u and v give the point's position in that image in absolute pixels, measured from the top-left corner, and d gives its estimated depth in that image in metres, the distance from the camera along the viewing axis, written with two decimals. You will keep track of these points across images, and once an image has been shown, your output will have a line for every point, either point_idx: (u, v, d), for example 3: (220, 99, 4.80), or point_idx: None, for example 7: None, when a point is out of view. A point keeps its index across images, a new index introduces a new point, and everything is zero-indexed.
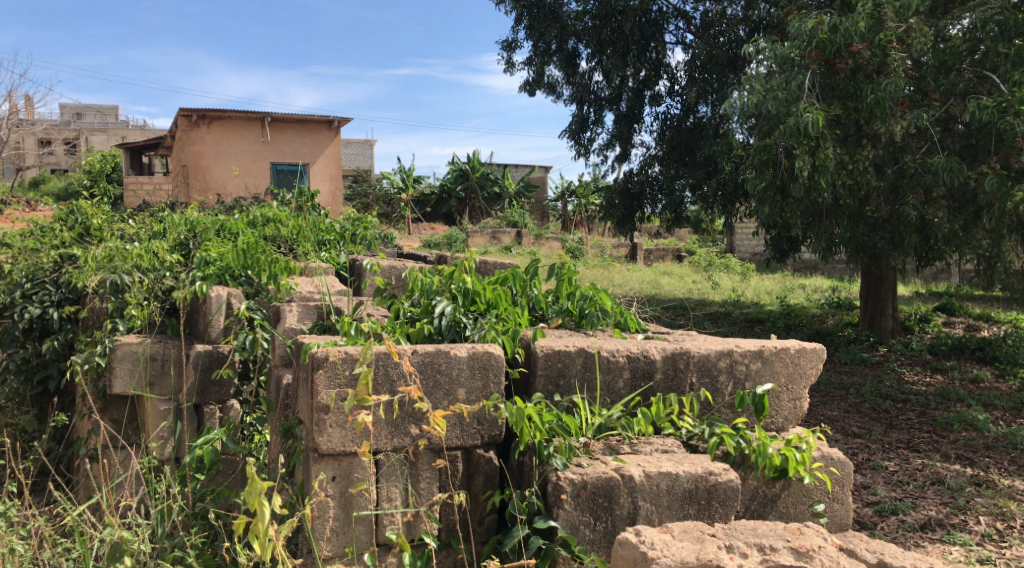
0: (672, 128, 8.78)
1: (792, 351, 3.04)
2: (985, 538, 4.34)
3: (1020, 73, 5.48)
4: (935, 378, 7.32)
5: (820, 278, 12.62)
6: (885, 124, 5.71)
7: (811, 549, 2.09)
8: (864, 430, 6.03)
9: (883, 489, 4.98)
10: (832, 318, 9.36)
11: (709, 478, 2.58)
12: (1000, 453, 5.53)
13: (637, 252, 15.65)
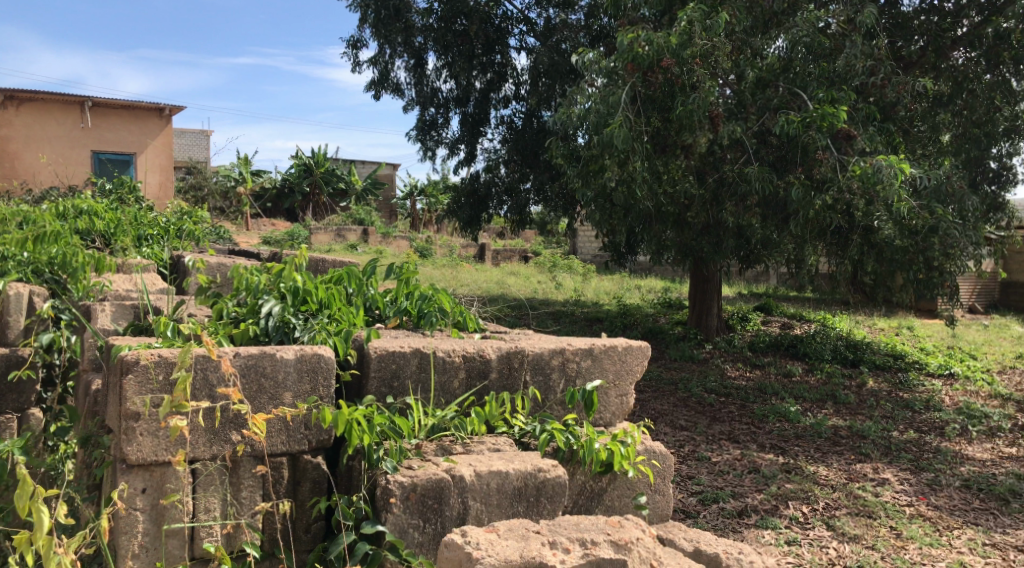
0: (517, 132, 8.96)
1: (619, 349, 3.15)
2: (793, 521, 4.73)
3: (823, 93, 6.06)
4: (754, 372, 7.88)
5: (654, 279, 13.28)
6: (693, 137, 6.10)
7: (628, 540, 2.18)
8: (690, 423, 6.38)
9: (706, 479, 5.28)
10: (664, 317, 9.88)
11: (538, 475, 2.63)
12: (807, 442, 6.05)
13: (484, 252, 15.83)
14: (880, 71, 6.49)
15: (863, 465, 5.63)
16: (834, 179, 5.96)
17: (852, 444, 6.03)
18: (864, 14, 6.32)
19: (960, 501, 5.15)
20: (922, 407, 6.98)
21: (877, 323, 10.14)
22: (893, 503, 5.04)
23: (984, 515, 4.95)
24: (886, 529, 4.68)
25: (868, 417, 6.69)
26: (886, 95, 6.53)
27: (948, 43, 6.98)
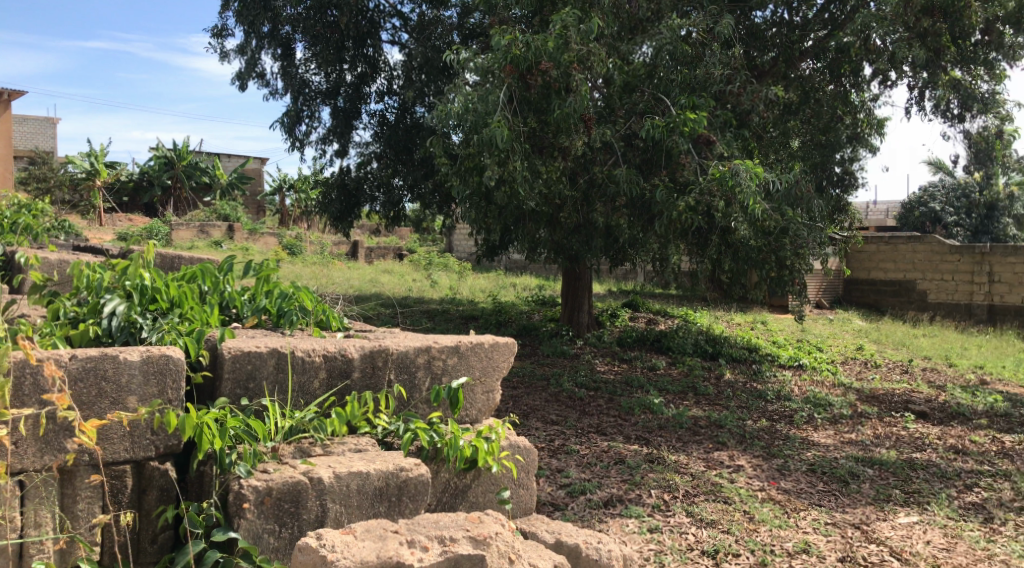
0: (390, 127, 8.84)
1: (486, 345, 3.16)
2: (655, 509, 4.92)
3: (684, 99, 6.34)
4: (622, 366, 8.14)
5: (528, 277, 13.47)
6: (569, 139, 6.29)
7: (487, 536, 2.21)
8: (561, 417, 6.51)
9: (574, 471, 5.40)
10: (537, 314, 10.04)
11: (399, 474, 2.61)
12: (670, 432, 6.30)
13: (358, 249, 15.56)
14: (736, 80, 6.86)
15: (721, 453, 5.93)
16: (695, 182, 6.23)
17: (711, 434, 6.34)
18: (721, 25, 6.65)
19: (806, 484, 5.51)
20: (774, 397, 7.43)
21: (735, 318, 10.71)
22: (747, 488, 5.33)
23: (827, 496, 5.33)
24: (740, 514, 4.94)
25: (725, 407, 7.05)
26: (741, 102, 6.90)
27: (797, 54, 7.53)
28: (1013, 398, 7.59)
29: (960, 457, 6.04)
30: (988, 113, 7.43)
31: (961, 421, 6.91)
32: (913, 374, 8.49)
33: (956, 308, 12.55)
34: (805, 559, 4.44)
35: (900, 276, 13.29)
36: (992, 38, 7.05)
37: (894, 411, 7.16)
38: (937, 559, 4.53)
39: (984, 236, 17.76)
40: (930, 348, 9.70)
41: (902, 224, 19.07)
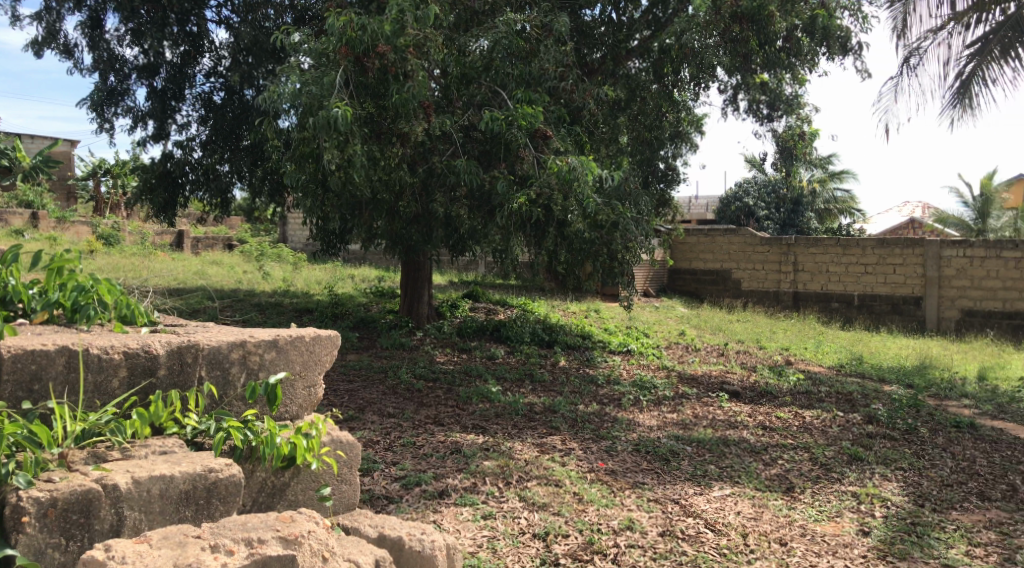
0: (216, 110, 8.36)
1: (307, 339, 3.06)
2: (489, 496, 4.98)
3: (520, 93, 6.43)
4: (460, 356, 8.17)
5: (366, 268, 13.25)
6: (409, 125, 6.14)
7: (298, 535, 2.17)
8: (397, 410, 6.44)
9: (410, 463, 5.35)
10: (376, 305, 9.88)
11: (208, 475, 2.48)
12: (506, 419, 6.41)
13: (183, 240, 14.69)
14: (569, 76, 7.05)
15: (553, 438, 6.09)
16: (534, 175, 6.34)
17: (545, 419, 6.50)
18: (557, 22, 6.83)
19: (631, 463, 5.78)
20: (604, 381, 7.73)
21: (570, 306, 11.05)
22: (576, 470, 5.51)
23: (650, 474, 5.61)
24: (570, 496, 5.10)
25: (558, 393, 7.26)
26: (574, 99, 7.12)
27: (623, 52, 7.90)
28: (813, 377, 8.34)
29: (767, 433, 6.55)
30: (790, 114, 8.12)
31: (768, 399, 7.50)
32: (729, 356, 9.12)
33: (766, 295, 13.62)
34: (630, 536, 4.65)
35: (718, 266, 14.23)
36: (793, 45, 7.52)
37: (711, 391, 7.66)
38: (746, 528, 4.88)
39: (790, 229, 19.51)
40: (743, 333, 10.46)
41: (720, 217, 20.42)
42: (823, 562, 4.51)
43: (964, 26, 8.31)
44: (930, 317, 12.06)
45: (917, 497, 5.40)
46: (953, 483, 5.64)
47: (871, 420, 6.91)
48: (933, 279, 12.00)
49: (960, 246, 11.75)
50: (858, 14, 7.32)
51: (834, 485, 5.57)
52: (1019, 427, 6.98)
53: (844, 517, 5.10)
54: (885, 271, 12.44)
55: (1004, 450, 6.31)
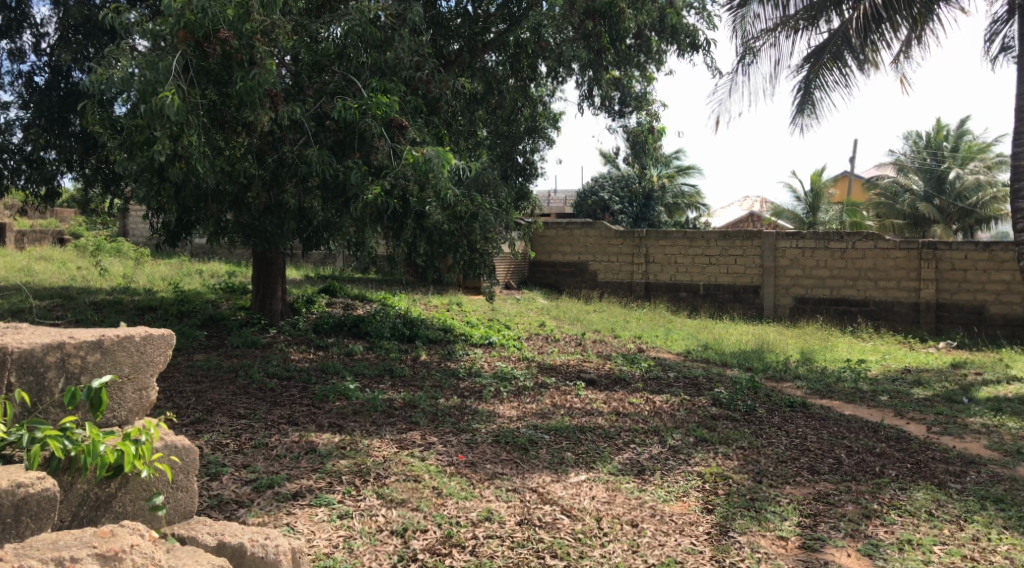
0: (40, 92, 7.69)
1: (136, 339, 2.84)
2: (346, 495, 4.86)
3: (375, 83, 6.28)
4: (317, 354, 7.94)
5: (216, 263, 12.65)
6: (255, 114, 5.77)
7: (117, 551, 2.12)
8: (249, 410, 6.17)
9: (262, 465, 5.13)
10: (226, 302, 9.44)
11: (16, 491, 2.27)
12: (364, 417, 6.28)
13: (6, 234, 13.48)
14: (425, 67, 6.97)
15: (412, 433, 6.03)
16: (390, 166, 6.20)
17: (404, 415, 6.43)
18: (412, 12, 6.74)
19: (491, 454, 5.81)
20: (465, 374, 7.74)
21: (431, 300, 10.99)
22: (436, 465, 5.48)
23: (509, 464, 5.67)
24: (429, 490, 5.06)
25: (418, 387, 7.19)
26: (430, 90, 7.06)
27: (479, 45, 7.81)
28: (663, 363, 8.71)
29: (620, 418, 6.77)
30: (640, 111, 8.38)
31: (622, 386, 7.77)
32: (586, 345, 9.36)
33: (621, 286, 14.10)
34: (488, 527, 4.67)
35: (574, 259, 14.58)
36: (643, 43, 7.86)
37: (568, 380, 7.84)
38: (600, 512, 5.01)
39: (642, 222, 20.37)
40: (599, 322, 10.78)
41: (576, 211, 20.97)
42: (671, 540, 4.71)
43: (793, 31, 8.90)
44: (767, 305, 12.88)
45: (756, 473, 5.74)
46: (787, 459, 6.04)
47: (716, 403, 7.29)
48: (770, 269, 12.82)
49: (794, 238, 12.60)
50: (703, 14, 7.65)
51: (683, 466, 5.83)
52: (843, 404, 7.59)
53: (690, 496, 5.34)
54: (726, 262, 13.17)
55: (831, 426, 6.83)
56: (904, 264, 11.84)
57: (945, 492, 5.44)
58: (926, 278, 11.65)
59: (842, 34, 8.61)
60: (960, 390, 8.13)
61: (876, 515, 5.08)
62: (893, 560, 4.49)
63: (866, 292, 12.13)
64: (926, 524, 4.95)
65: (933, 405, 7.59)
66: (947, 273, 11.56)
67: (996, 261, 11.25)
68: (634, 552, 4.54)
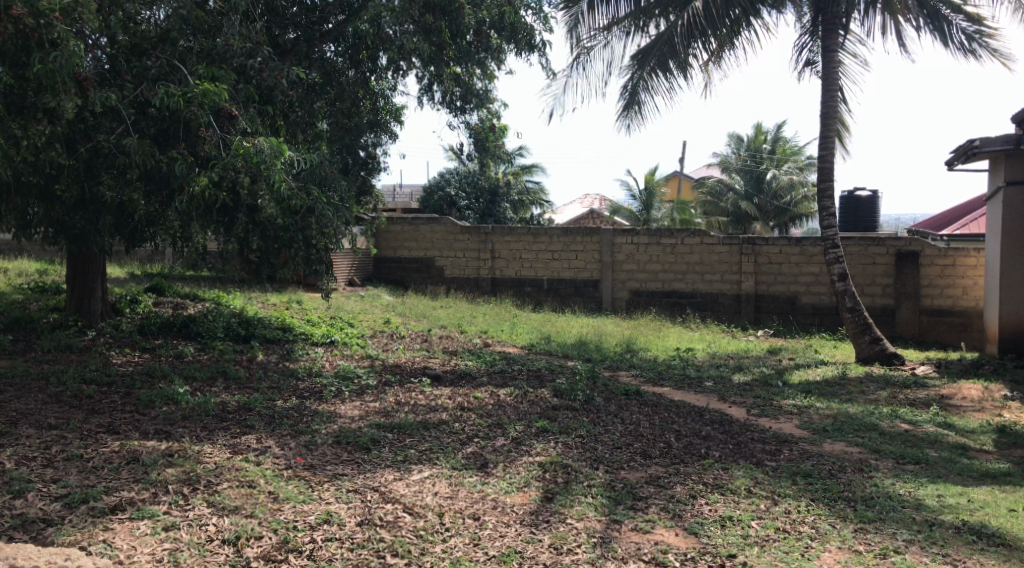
0: None
1: None
2: (172, 505, 4.58)
3: (201, 69, 5.93)
4: (142, 357, 7.42)
5: (25, 261, 11.55)
6: (59, 100, 5.26)
7: None
8: (62, 421, 5.67)
9: (75, 479, 4.73)
10: (36, 304, 8.63)
11: None
12: (194, 422, 5.94)
13: None
14: (258, 55, 6.67)
15: (247, 437, 5.77)
16: (218, 157, 5.90)
17: (239, 418, 6.14)
18: None
19: (331, 456, 5.66)
20: (305, 374, 7.51)
21: (269, 298, 10.58)
22: (272, 469, 5.27)
23: (350, 465, 5.55)
24: (264, 496, 4.86)
25: (255, 390, 6.89)
26: (263, 79, 6.55)
27: (317, 35, 7.61)
28: (507, 356, 8.85)
29: (464, 413, 6.80)
30: (481, 108, 8.45)
31: (466, 381, 7.81)
32: (432, 342, 9.33)
33: (467, 281, 14.18)
34: (327, 529, 4.55)
35: (421, 254, 14.50)
36: (483, 40, 7.85)
37: (413, 377, 7.79)
38: (442, 507, 5.00)
39: (489, 218, 20.55)
40: (445, 318, 10.80)
41: (422, 207, 20.89)
42: (511, 531, 4.78)
43: (624, 32, 9.29)
44: (605, 298, 13.39)
45: (593, 461, 5.94)
46: (622, 445, 6.30)
47: (556, 394, 7.49)
48: (608, 264, 13.32)
49: (629, 234, 13.15)
50: (539, 14, 7.80)
51: (524, 457, 5.94)
52: (674, 391, 8.02)
53: (531, 487, 5.45)
54: (568, 258, 13.55)
55: (663, 412, 7.20)
56: (728, 258, 12.65)
57: (762, 470, 5.86)
58: (747, 271, 12.51)
59: (668, 38, 9.04)
60: (776, 375, 8.80)
61: (701, 494, 5.40)
62: (716, 536, 4.79)
63: (694, 285, 12.87)
64: (744, 501, 5.32)
65: (752, 389, 8.17)
66: (765, 267, 12.45)
67: (807, 255, 12.24)
68: (475, 545, 4.58)
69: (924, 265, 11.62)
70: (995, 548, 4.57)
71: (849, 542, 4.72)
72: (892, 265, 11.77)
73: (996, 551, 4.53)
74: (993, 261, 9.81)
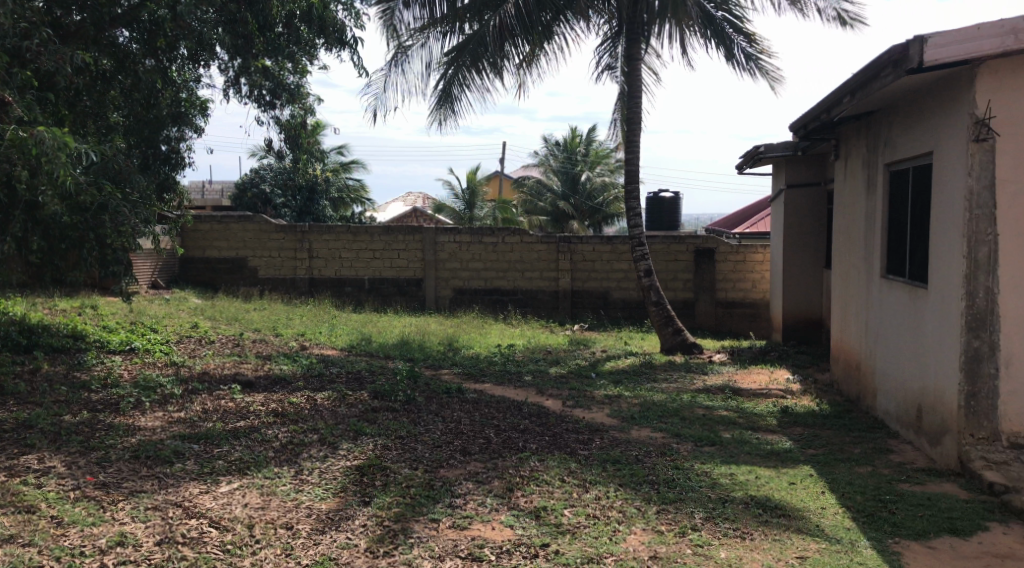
0: None
1: None
2: None
3: None
4: None
5: None
6: None
7: None
8: None
9: None
10: None
11: None
12: None
13: None
14: (36, 36, 6.07)
15: (26, 458, 5.23)
16: None
17: (17, 437, 5.57)
18: None
19: (127, 472, 5.26)
20: (99, 385, 6.92)
21: (57, 304, 9.68)
22: (56, 491, 4.82)
23: (149, 480, 5.18)
24: (46, 521, 4.44)
25: (38, 405, 6.27)
26: (43, 63, 6.04)
27: (107, 18, 6.86)
28: (325, 359, 8.62)
29: (278, 420, 6.54)
30: (294, 104, 8.10)
31: (281, 386, 7.52)
32: (244, 346, 8.92)
33: (283, 282, 13.70)
34: (120, 552, 4.23)
35: (232, 254, 13.84)
36: (293, 33, 7.63)
37: (223, 384, 7.38)
38: (252, 519, 4.79)
39: (307, 216, 20.04)
40: (260, 321, 10.35)
41: (235, 205, 19.97)
42: (326, 538, 4.66)
43: (439, 33, 9.35)
44: (428, 297, 13.41)
45: (412, 460, 5.92)
46: (442, 444, 6.32)
47: (375, 396, 7.38)
48: (430, 263, 13.33)
49: (450, 233, 13.22)
50: (350, 9, 7.64)
51: (340, 462, 5.81)
52: (493, 387, 8.16)
53: (347, 491, 5.33)
54: (389, 257, 13.43)
55: (483, 408, 7.29)
56: (546, 256, 13.04)
57: (576, 459, 6.10)
58: (563, 268, 12.96)
59: (483, 39, 9.18)
60: (589, 367, 9.19)
61: (518, 487, 5.53)
62: (530, 527, 4.92)
63: (514, 282, 13.17)
64: (558, 490, 5.50)
65: (567, 381, 8.49)
66: (580, 264, 12.95)
67: (617, 252, 12.84)
68: (287, 555, 4.42)
69: (719, 261, 12.56)
70: (777, 519, 5.00)
71: (652, 523, 5.00)
72: (692, 261, 12.63)
73: (777, 522, 4.96)
74: (778, 258, 10.76)
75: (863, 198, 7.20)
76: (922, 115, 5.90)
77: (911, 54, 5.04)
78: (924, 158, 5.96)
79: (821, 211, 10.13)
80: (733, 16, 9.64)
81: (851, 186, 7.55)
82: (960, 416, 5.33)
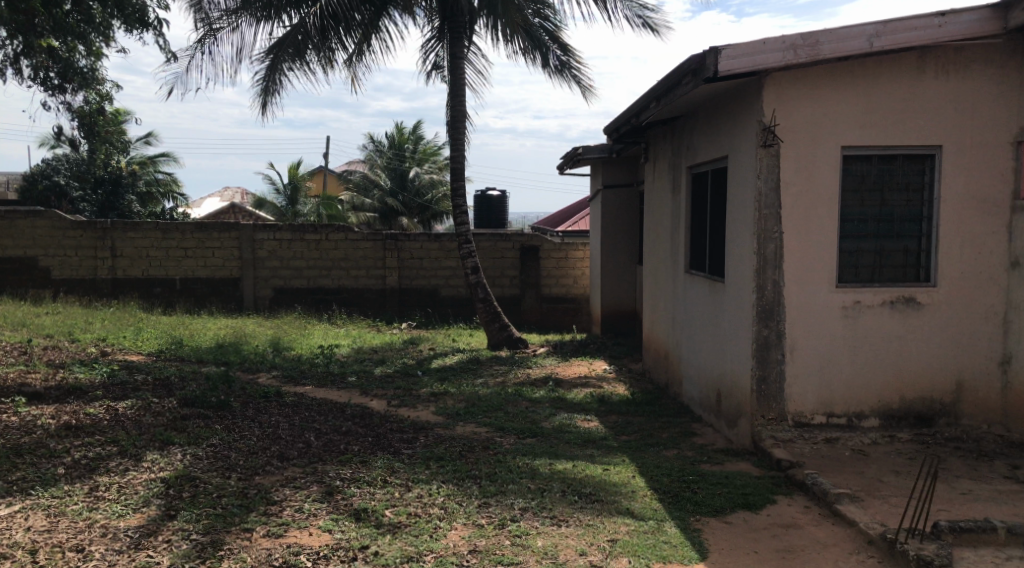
0: None
1: None
2: None
3: None
4: None
5: None
6: None
7: None
8: None
9: None
10: None
11: None
12: None
13: None
14: None
15: None
16: None
17: None
18: None
19: None
20: None
21: None
22: None
23: None
24: None
25: None
26: None
27: None
28: (129, 365, 8.02)
29: (71, 433, 6.00)
30: (87, 89, 7.54)
31: (75, 396, 6.90)
32: (32, 354, 8.12)
33: (83, 283, 12.63)
34: None
35: (21, 253, 12.61)
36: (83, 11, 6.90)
37: (4, 397, 6.68)
38: (35, 545, 4.36)
39: (110, 212, 18.54)
40: (53, 327, 9.45)
41: (23, 199, 18.30)
42: (123, 557, 4.34)
43: (250, 20, 8.87)
44: (247, 297, 12.82)
45: (224, 469, 5.62)
46: (257, 450, 6.05)
47: (184, 403, 6.95)
48: (248, 261, 12.75)
49: (270, 229, 12.69)
50: None
51: (143, 475, 5.41)
52: (314, 389, 7.92)
53: (149, 506, 4.97)
54: (203, 255, 12.72)
55: (302, 412, 7.05)
56: (372, 254, 12.83)
57: (399, 459, 6.04)
58: (390, 266, 12.82)
59: (302, 30, 8.93)
60: (415, 365, 9.14)
61: (337, 490, 5.39)
62: (349, 530, 4.81)
63: (339, 281, 12.87)
64: (380, 491, 5.42)
65: (392, 381, 8.39)
66: (407, 263, 12.86)
67: (444, 250, 12.87)
68: None
69: (543, 258, 12.91)
70: (591, 505, 5.20)
71: (473, 517, 5.05)
72: (517, 258, 12.89)
73: (590, 508, 5.15)
74: (596, 255, 11.22)
75: (669, 198, 7.64)
76: (719, 121, 6.34)
77: (707, 64, 5.39)
78: (720, 161, 6.42)
79: (634, 210, 10.67)
80: (551, 24, 9.94)
81: (658, 186, 8.00)
82: (752, 400, 5.79)
